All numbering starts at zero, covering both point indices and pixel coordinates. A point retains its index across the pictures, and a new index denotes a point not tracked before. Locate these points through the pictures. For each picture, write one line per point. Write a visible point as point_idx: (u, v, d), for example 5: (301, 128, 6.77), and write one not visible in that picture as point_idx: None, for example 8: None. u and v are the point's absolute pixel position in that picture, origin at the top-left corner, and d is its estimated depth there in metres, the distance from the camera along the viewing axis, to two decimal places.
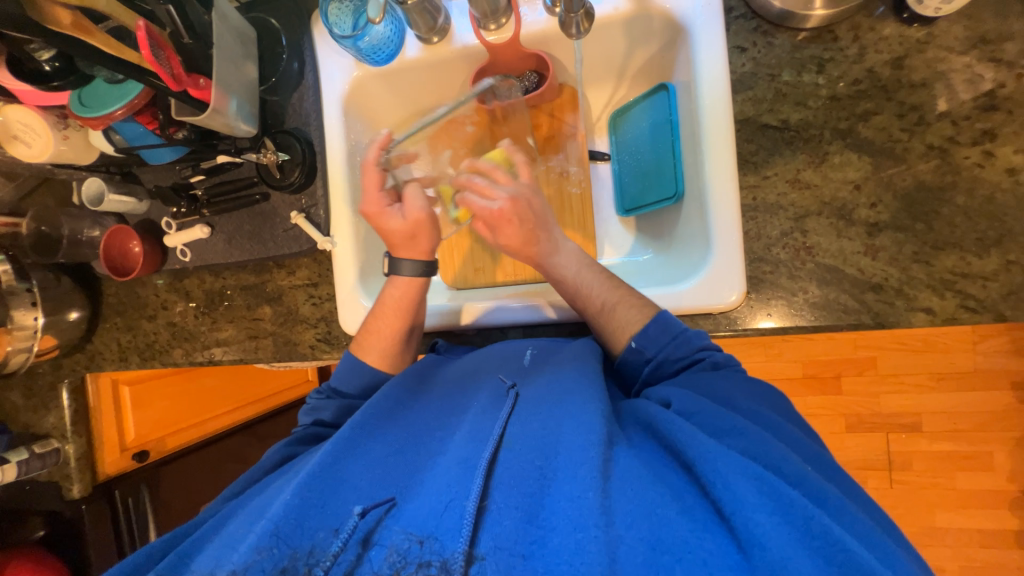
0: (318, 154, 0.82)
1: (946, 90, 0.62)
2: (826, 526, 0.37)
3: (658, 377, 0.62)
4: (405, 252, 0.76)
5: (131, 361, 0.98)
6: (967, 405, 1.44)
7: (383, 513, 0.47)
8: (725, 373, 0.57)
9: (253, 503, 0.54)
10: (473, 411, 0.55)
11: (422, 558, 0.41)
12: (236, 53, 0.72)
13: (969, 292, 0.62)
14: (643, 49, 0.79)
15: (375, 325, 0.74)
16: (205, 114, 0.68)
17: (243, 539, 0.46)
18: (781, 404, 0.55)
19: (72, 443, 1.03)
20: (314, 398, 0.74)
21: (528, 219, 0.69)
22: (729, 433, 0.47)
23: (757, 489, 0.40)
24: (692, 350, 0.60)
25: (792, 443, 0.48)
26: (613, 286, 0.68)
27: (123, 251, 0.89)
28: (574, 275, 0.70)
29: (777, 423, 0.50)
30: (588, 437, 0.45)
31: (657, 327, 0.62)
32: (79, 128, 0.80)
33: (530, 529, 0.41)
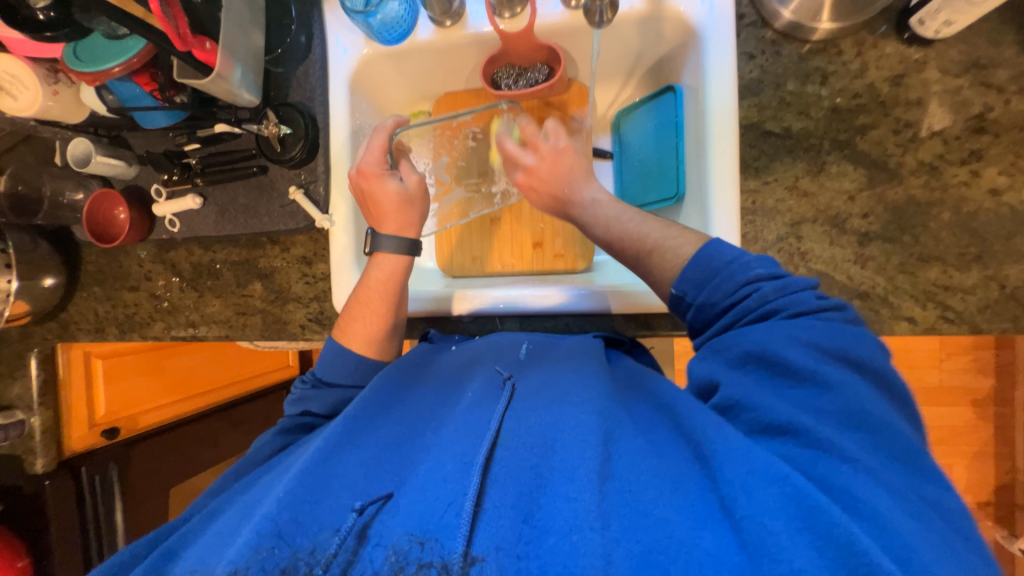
0: (321, 130, 0.80)
1: (938, 111, 0.66)
2: (850, 533, 0.36)
3: (705, 320, 0.55)
4: (394, 224, 0.74)
5: (107, 333, 0.94)
6: (930, 418, 1.51)
7: (379, 508, 0.46)
8: (778, 317, 0.50)
9: (244, 497, 0.53)
10: (467, 402, 0.55)
11: (423, 558, 0.40)
12: (246, 19, 0.70)
13: (949, 304, 0.65)
14: (653, 50, 0.80)
15: (359, 310, 0.73)
16: (207, 78, 0.66)
17: (236, 536, 0.45)
18: (850, 354, 0.47)
19: (38, 416, 0.98)
20: (299, 388, 0.72)
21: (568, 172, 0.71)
22: (773, 429, 0.44)
23: (777, 491, 0.39)
24: (735, 286, 0.53)
25: (850, 423, 0.43)
26: (641, 221, 0.64)
27: (107, 217, 0.85)
28: (607, 231, 0.67)
29: (832, 386, 0.45)
30: (586, 438, 0.45)
31: (695, 267, 0.55)
32: (70, 84, 0.77)
33: (525, 528, 0.41)
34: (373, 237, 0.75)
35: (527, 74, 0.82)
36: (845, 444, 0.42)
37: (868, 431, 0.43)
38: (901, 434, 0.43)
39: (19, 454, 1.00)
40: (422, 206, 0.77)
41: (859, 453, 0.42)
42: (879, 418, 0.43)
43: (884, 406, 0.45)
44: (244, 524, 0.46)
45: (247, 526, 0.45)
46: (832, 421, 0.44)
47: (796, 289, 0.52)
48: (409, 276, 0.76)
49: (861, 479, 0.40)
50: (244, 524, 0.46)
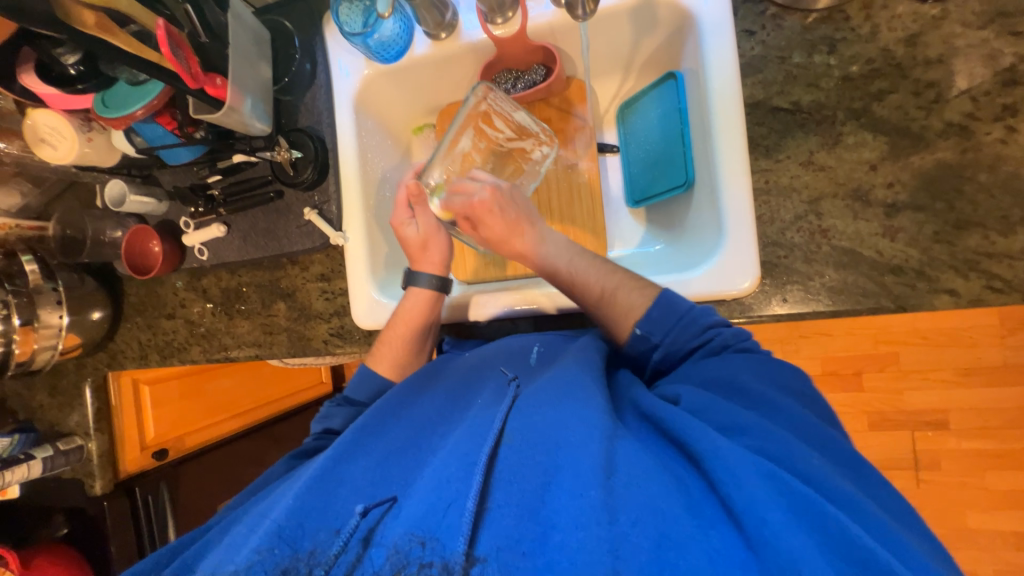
0: (330, 151, 0.84)
1: (961, 68, 0.61)
2: (842, 523, 0.37)
3: (668, 360, 0.61)
4: (422, 265, 0.79)
5: (150, 359, 1.00)
6: (996, 401, 1.39)
7: (384, 512, 0.48)
8: (733, 355, 0.56)
9: (257, 507, 0.55)
10: (477, 407, 0.56)
11: (423, 558, 0.41)
12: (251, 53, 0.74)
13: (996, 272, 0.60)
14: (650, 38, 0.79)
15: (388, 335, 0.76)
16: (221, 111, 0.70)
17: (248, 539, 0.48)
18: (787, 382, 0.53)
19: (95, 440, 1.06)
20: (327, 406, 0.75)
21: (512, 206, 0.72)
22: (736, 430, 0.46)
23: (769, 487, 0.39)
24: (701, 330, 0.59)
25: (802, 432, 0.47)
26: (608, 273, 0.66)
27: (143, 251, 0.92)
28: (566, 265, 0.69)
29: (780, 402, 0.50)
30: (591, 431, 0.45)
31: (661, 310, 0.60)
32: (102, 130, 0.83)
33: (532, 526, 0.41)
34: (411, 273, 0.78)
35: (524, 77, 0.83)
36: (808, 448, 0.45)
37: (813, 438, 0.47)
38: (839, 441, 0.48)
39: (80, 477, 1.08)
40: (443, 241, 0.80)
41: (816, 455, 0.45)
42: (824, 431, 0.48)
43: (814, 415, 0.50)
44: (256, 529, 0.49)
45: (259, 531, 0.48)
46: (786, 428, 0.47)
47: (748, 337, 0.59)
48: (438, 311, 0.78)
49: (830, 473, 0.42)
50: (256, 528, 0.49)
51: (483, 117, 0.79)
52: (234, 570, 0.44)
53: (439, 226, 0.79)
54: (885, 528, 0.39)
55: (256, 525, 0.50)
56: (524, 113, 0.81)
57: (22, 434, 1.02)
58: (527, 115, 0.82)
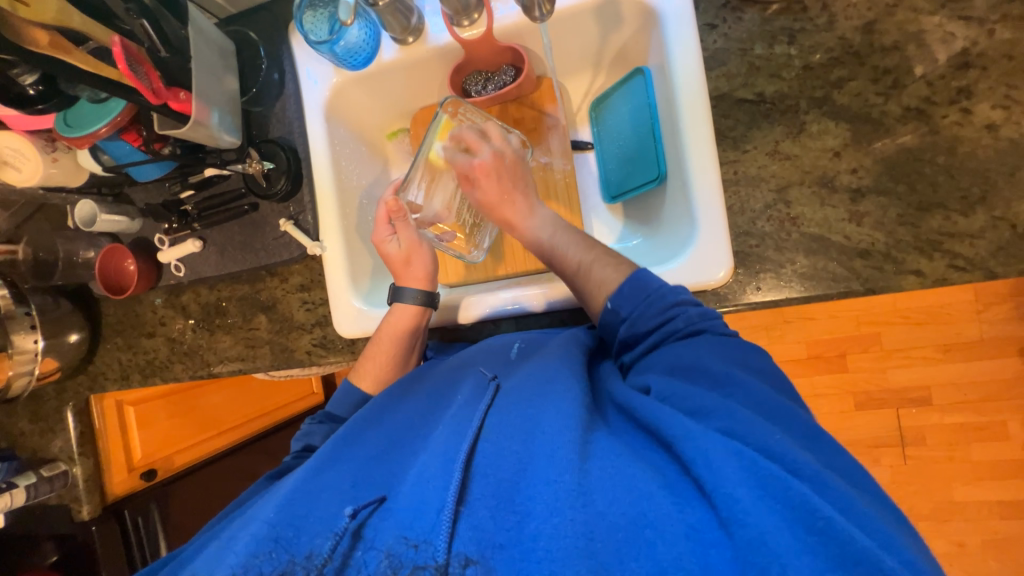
0: (303, 160, 0.83)
1: (916, 53, 0.63)
2: (806, 496, 0.37)
3: (634, 336, 0.60)
4: (406, 281, 0.79)
5: (133, 379, 0.99)
6: (975, 375, 1.42)
7: (372, 512, 0.48)
8: (700, 338, 0.56)
9: (243, 516, 0.55)
10: (457, 403, 0.57)
11: (417, 561, 0.42)
12: (216, 65, 0.74)
13: (958, 251, 0.61)
14: (616, 35, 0.79)
15: (373, 350, 0.76)
16: (187, 126, 0.68)
17: (230, 550, 0.47)
18: (751, 364, 0.54)
19: (80, 465, 1.05)
20: (308, 424, 0.74)
21: (510, 173, 0.76)
22: (702, 414, 0.46)
23: (737, 464, 0.39)
24: (667, 306, 0.58)
25: (765, 410, 0.47)
26: (588, 247, 0.69)
27: (119, 270, 0.91)
28: (549, 237, 0.71)
29: (752, 386, 0.49)
30: (567, 422, 0.46)
31: (632, 287, 0.61)
32: (68, 150, 0.81)
33: (507, 515, 0.42)
34: (396, 289, 0.77)
35: (494, 78, 0.83)
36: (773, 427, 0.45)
37: (785, 421, 0.47)
38: (806, 420, 0.48)
39: (67, 502, 1.06)
40: (426, 256, 0.80)
41: (782, 433, 0.44)
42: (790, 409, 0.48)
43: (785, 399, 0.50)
44: (240, 536, 0.49)
45: (242, 540, 0.47)
46: (750, 408, 0.47)
47: (712, 317, 0.59)
48: (423, 330, 0.78)
49: (794, 447, 0.42)
50: (237, 539, 0.48)
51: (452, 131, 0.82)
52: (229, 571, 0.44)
53: (419, 241, 0.80)
54: (855, 502, 0.39)
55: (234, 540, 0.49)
56: (495, 122, 0.84)
57: (4, 464, 1.01)
58: (498, 124, 0.84)
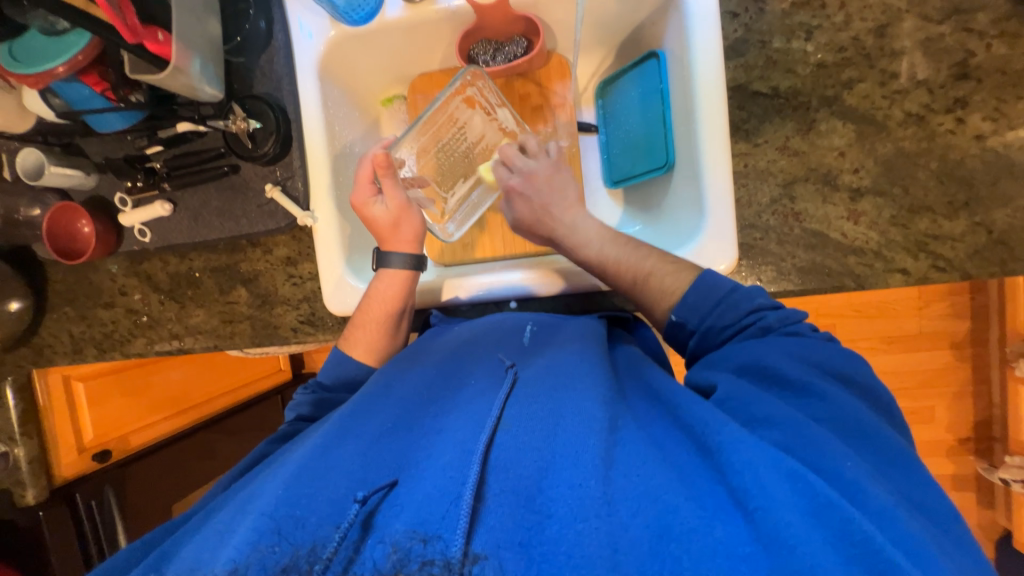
0: (293, 122, 0.76)
1: (920, 60, 0.65)
2: (863, 529, 0.38)
3: (706, 344, 0.61)
4: (393, 245, 0.75)
5: (86, 354, 0.89)
6: (912, 364, 1.57)
7: (383, 497, 0.46)
8: (778, 337, 0.56)
9: (244, 492, 0.52)
10: (470, 391, 0.56)
11: (424, 556, 0.39)
12: (197, 5, 0.65)
13: (941, 252, 0.66)
14: (633, 14, 0.77)
15: (362, 317, 0.73)
16: (165, 72, 0.60)
17: (234, 533, 0.44)
18: (840, 371, 0.53)
19: (22, 446, 0.95)
20: (300, 393, 0.71)
21: (551, 189, 0.76)
22: (764, 423, 0.48)
23: (788, 487, 0.40)
24: (739, 316, 0.59)
25: (833, 424, 0.48)
26: (641, 256, 0.67)
27: (71, 233, 0.80)
28: (597, 251, 0.70)
29: (825, 393, 0.50)
30: (590, 424, 0.46)
31: (696, 295, 0.61)
32: (10, 89, 0.71)
33: (529, 514, 0.41)
34: (382, 254, 0.74)
35: (505, 48, 0.80)
36: (837, 440, 0.46)
37: (856, 436, 0.47)
38: (867, 419, 0.49)
39: (7, 487, 0.97)
40: (415, 221, 0.76)
41: (848, 450, 0.45)
42: (859, 417, 0.48)
43: (869, 413, 0.50)
44: (243, 519, 0.45)
45: (246, 523, 0.44)
46: (823, 422, 0.48)
47: (796, 321, 0.59)
48: (412, 296, 0.75)
49: (867, 478, 0.42)
50: (241, 521, 0.45)
51: (464, 100, 0.79)
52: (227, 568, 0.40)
53: (408, 204, 0.76)
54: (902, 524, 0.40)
55: (238, 518, 0.46)
56: (508, 110, 0.82)
57: None
58: (510, 113, 0.82)
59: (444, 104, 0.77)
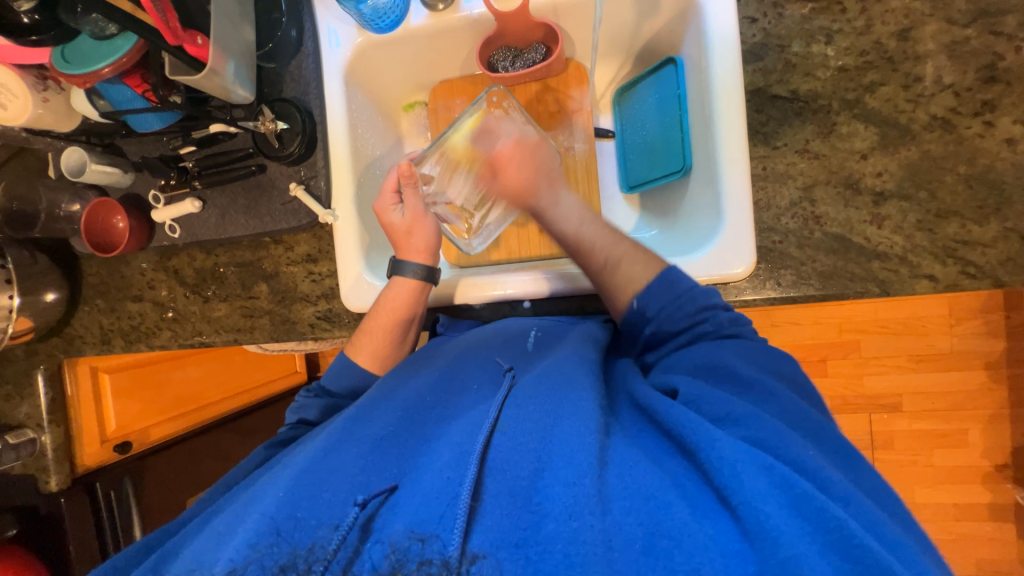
0: (319, 124, 0.79)
1: (945, 63, 0.64)
2: (840, 519, 0.37)
3: (659, 338, 0.62)
4: (408, 253, 0.76)
5: (114, 345, 0.93)
6: (943, 384, 1.50)
7: (382, 502, 0.47)
8: (727, 339, 0.57)
9: (247, 493, 0.52)
10: (473, 397, 0.57)
11: (423, 556, 0.40)
12: (234, 12, 0.69)
13: (970, 258, 0.64)
14: (651, 22, 0.79)
15: (369, 325, 0.74)
16: (201, 75, 0.64)
17: (235, 532, 0.45)
18: (783, 372, 0.55)
19: (49, 434, 0.99)
20: (303, 396, 0.73)
21: (535, 157, 0.73)
22: (728, 420, 0.46)
23: (767, 480, 0.39)
24: (696, 310, 0.59)
25: (790, 418, 0.48)
26: (615, 240, 0.67)
27: (107, 227, 0.84)
28: (574, 229, 0.69)
29: (777, 392, 0.50)
30: (586, 424, 0.45)
31: (661, 285, 0.61)
32: (60, 91, 0.76)
33: (523, 514, 0.41)
34: (397, 263, 0.75)
35: (524, 55, 0.81)
36: (799, 436, 0.46)
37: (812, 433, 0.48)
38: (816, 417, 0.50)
39: (32, 473, 0.99)
40: (430, 230, 0.77)
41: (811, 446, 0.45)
42: (808, 412, 0.50)
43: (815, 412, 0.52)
44: (245, 518, 0.46)
45: (247, 522, 0.44)
46: (779, 417, 0.48)
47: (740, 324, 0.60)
48: (424, 302, 0.76)
49: (828, 466, 0.43)
50: (242, 522, 0.45)
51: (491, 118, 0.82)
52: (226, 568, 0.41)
53: (425, 213, 0.77)
54: (869, 514, 0.40)
55: (241, 516, 0.46)
56: (524, 117, 0.82)
57: None
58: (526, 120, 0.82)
59: (476, 119, 0.80)
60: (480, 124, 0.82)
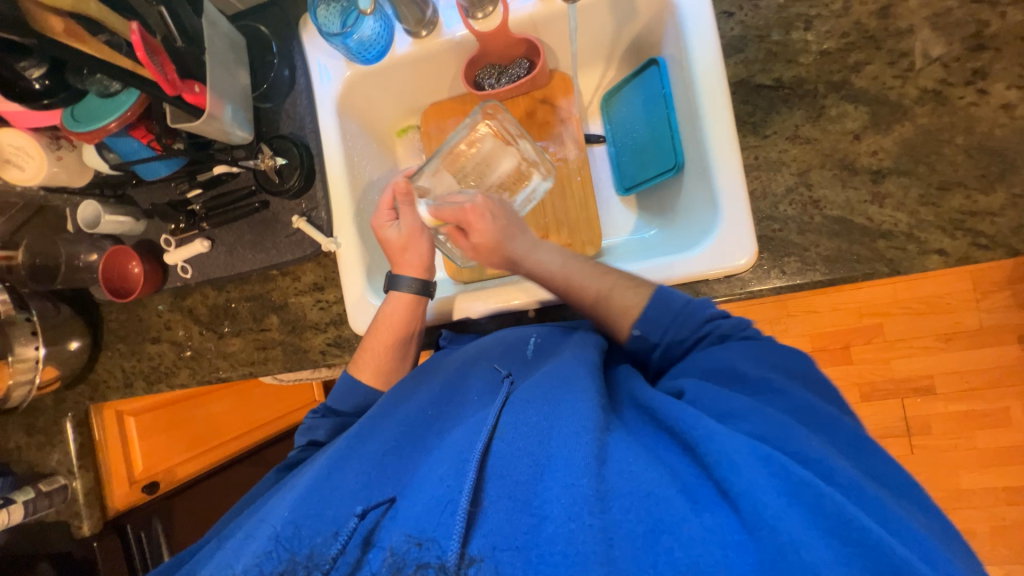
0: (316, 156, 0.82)
1: (930, 36, 0.64)
2: (840, 504, 0.36)
3: (670, 357, 0.61)
4: (403, 268, 0.77)
5: (136, 387, 0.95)
6: (976, 362, 1.44)
7: (382, 513, 0.47)
8: (734, 344, 0.56)
9: (254, 516, 0.52)
10: (472, 404, 0.57)
11: (420, 559, 0.40)
12: (229, 59, 0.73)
13: (980, 229, 0.62)
14: (629, 27, 0.80)
15: (369, 342, 0.74)
16: (200, 119, 0.67)
17: (244, 551, 0.45)
18: (796, 369, 0.52)
19: (79, 479, 1.00)
20: (311, 418, 0.73)
21: (502, 217, 0.72)
22: (733, 416, 0.46)
23: (766, 471, 0.38)
24: (697, 324, 0.59)
25: (800, 414, 0.47)
26: (602, 274, 0.67)
27: (123, 273, 0.88)
28: (560, 266, 0.69)
29: (784, 389, 0.49)
30: (583, 424, 0.45)
31: (656, 309, 0.60)
32: (73, 148, 0.80)
33: (524, 518, 0.41)
34: (392, 278, 0.76)
35: (508, 71, 0.83)
36: (803, 428, 0.45)
37: (819, 424, 0.46)
38: (830, 412, 0.48)
39: (65, 518, 1.01)
40: (426, 245, 0.77)
41: (817, 438, 0.44)
42: (818, 405, 0.48)
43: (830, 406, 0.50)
44: (253, 537, 0.47)
45: (256, 540, 0.45)
46: (787, 415, 0.47)
47: (747, 325, 0.58)
48: (422, 318, 0.77)
49: (832, 456, 0.41)
50: (251, 537, 0.47)
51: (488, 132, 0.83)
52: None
53: (422, 229, 0.77)
54: (876, 499, 0.38)
55: (251, 534, 0.47)
56: (528, 142, 0.84)
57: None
58: (529, 145, 0.84)
59: (469, 133, 0.82)
60: (477, 138, 0.84)
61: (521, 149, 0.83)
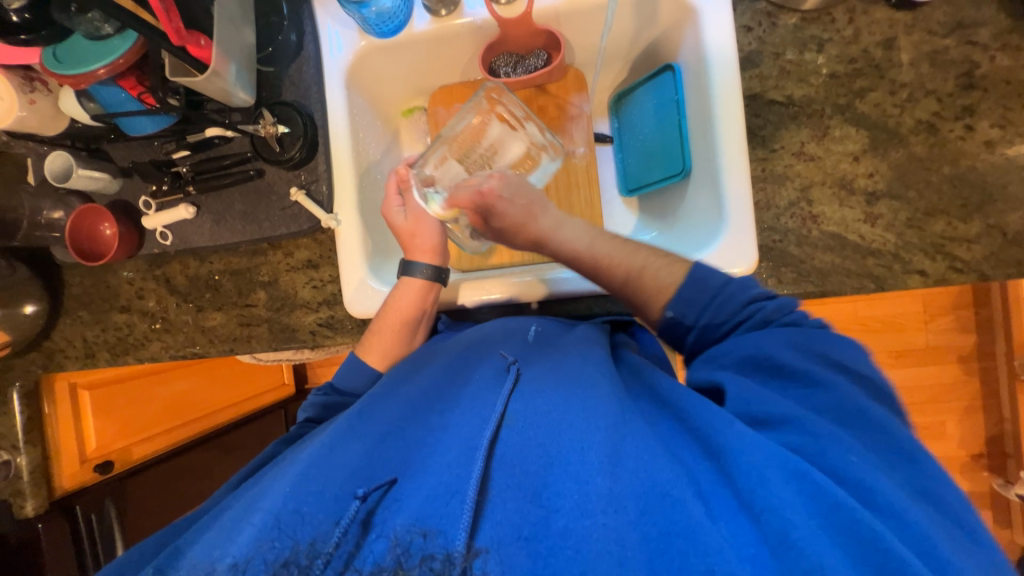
0: (320, 128, 0.78)
1: (927, 71, 0.68)
2: (875, 529, 0.37)
3: (706, 340, 0.60)
4: (415, 254, 0.76)
5: (98, 358, 0.88)
6: (920, 379, 1.57)
7: (383, 495, 0.46)
8: (779, 329, 0.54)
9: (247, 494, 0.50)
10: (473, 386, 0.56)
11: (424, 549, 0.38)
12: (236, 14, 0.68)
13: (957, 254, 0.67)
14: (648, 31, 0.81)
15: (379, 323, 0.73)
16: (204, 76, 0.63)
17: (242, 526, 0.43)
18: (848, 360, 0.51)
19: (25, 455, 0.93)
20: (312, 395, 0.71)
21: (522, 190, 0.74)
22: (772, 422, 0.47)
23: (795, 488, 0.40)
24: (737, 307, 0.57)
25: (840, 415, 0.47)
26: (631, 251, 0.66)
27: (92, 233, 0.80)
28: (587, 246, 0.69)
29: (845, 390, 0.48)
30: (596, 422, 0.46)
31: (691, 289, 0.60)
32: (47, 92, 0.73)
33: (534, 508, 0.41)
34: (406, 263, 0.75)
35: (526, 61, 0.83)
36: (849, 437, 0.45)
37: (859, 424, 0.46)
38: (888, 419, 0.46)
39: (6, 497, 0.94)
40: (433, 228, 0.77)
41: (860, 445, 0.44)
42: (867, 407, 0.47)
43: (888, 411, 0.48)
44: (248, 516, 0.44)
45: (255, 516, 0.43)
46: (826, 413, 0.47)
47: (793, 310, 0.57)
48: (430, 304, 0.75)
49: (873, 471, 0.42)
50: (248, 516, 0.44)
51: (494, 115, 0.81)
52: (231, 563, 0.39)
53: (424, 213, 0.78)
54: (912, 519, 0.39)
55: (247, 515, 0.44)
56: (535, 124, 0.83)
57: None
58: (535, 127, 0.83)
59: (476, 119, 0.80)
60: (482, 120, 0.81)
61: (528, 132, 0.82)
